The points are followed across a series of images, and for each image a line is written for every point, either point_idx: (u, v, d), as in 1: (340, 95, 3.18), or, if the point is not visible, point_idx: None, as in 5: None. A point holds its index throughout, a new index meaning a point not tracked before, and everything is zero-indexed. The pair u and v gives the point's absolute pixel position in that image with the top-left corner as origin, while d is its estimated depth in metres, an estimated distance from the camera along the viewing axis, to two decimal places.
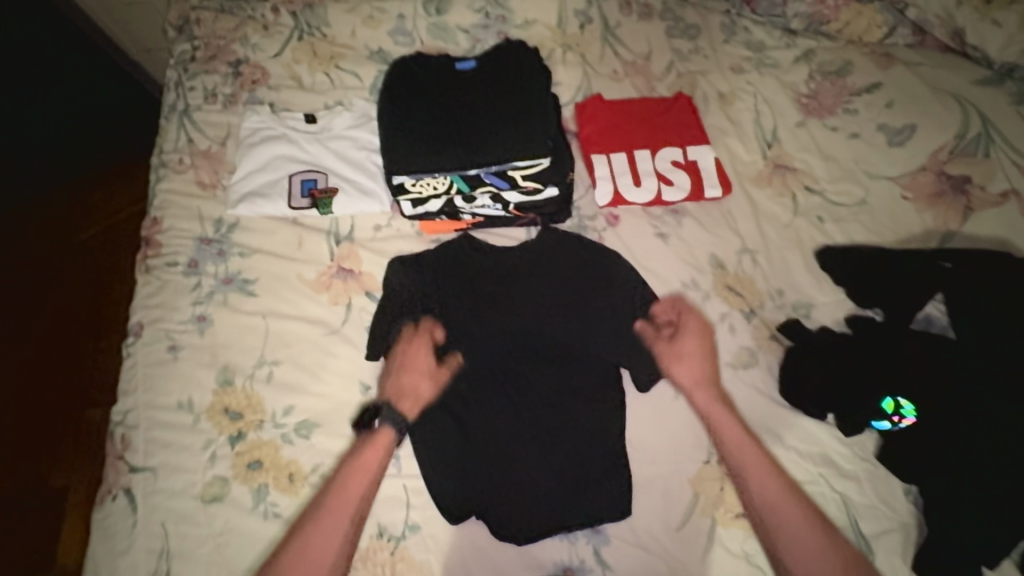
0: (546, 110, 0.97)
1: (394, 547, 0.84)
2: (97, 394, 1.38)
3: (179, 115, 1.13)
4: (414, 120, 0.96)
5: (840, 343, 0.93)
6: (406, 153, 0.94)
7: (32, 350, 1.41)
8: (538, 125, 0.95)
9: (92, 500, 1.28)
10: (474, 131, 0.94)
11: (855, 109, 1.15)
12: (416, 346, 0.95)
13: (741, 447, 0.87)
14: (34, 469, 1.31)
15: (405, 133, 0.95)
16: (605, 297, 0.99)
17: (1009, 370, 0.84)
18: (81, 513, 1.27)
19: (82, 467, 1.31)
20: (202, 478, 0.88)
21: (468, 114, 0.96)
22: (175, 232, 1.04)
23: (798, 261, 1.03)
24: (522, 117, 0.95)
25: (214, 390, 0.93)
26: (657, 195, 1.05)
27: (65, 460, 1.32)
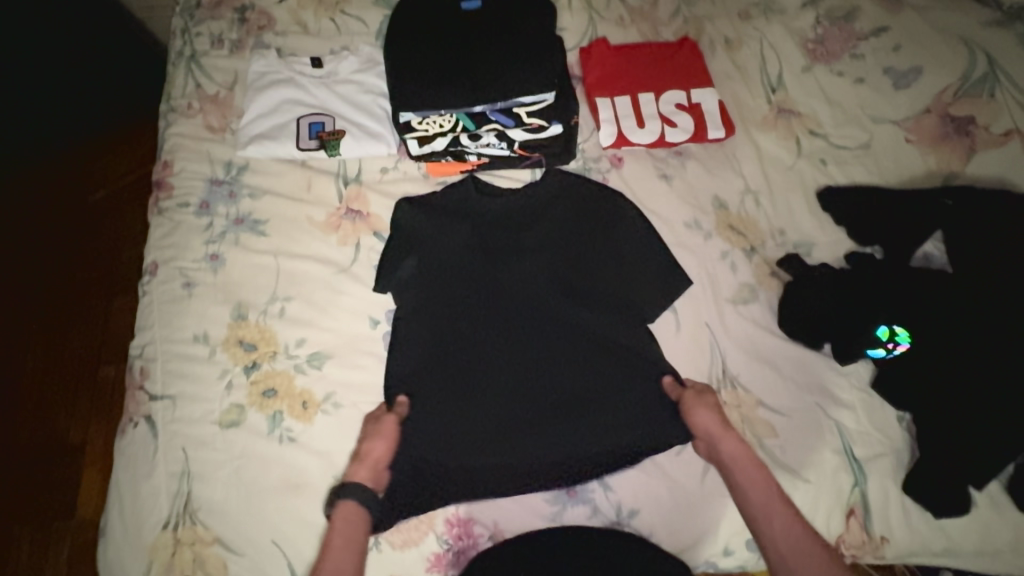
0: (551, 48, 0.97)
1: None
2: (114, 344, 1.42)
3: (187, 60, 1.13)
4: (421, 57, 0.97)
5: (839, 278, 0.94)
6: (414, 91, 0.96)
7: (50, 302, 1.45)
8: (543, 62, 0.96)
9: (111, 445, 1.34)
10: (480, 67, 0.95)
11: (862, 54, 1.15)
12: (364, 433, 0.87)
13: (721, 435, 0.83)
14: (55, 415, 1.35)
15: (411, 70, 0.96)
16: (610, 234, 0.99)
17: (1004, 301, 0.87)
18: (103, 456, 1.33)
19: (102, 412, 1.36)
20: (220, 406, 0.92)
21: (476, 52, 0.97)
22: (187, 174, 1.06)
23: (799, 202, 1.05)
24: (527, 54, 0.96)
25: (228, 324, 0.96)
26: (661, 137, 1.06)
27: (83, 414, 1.36)
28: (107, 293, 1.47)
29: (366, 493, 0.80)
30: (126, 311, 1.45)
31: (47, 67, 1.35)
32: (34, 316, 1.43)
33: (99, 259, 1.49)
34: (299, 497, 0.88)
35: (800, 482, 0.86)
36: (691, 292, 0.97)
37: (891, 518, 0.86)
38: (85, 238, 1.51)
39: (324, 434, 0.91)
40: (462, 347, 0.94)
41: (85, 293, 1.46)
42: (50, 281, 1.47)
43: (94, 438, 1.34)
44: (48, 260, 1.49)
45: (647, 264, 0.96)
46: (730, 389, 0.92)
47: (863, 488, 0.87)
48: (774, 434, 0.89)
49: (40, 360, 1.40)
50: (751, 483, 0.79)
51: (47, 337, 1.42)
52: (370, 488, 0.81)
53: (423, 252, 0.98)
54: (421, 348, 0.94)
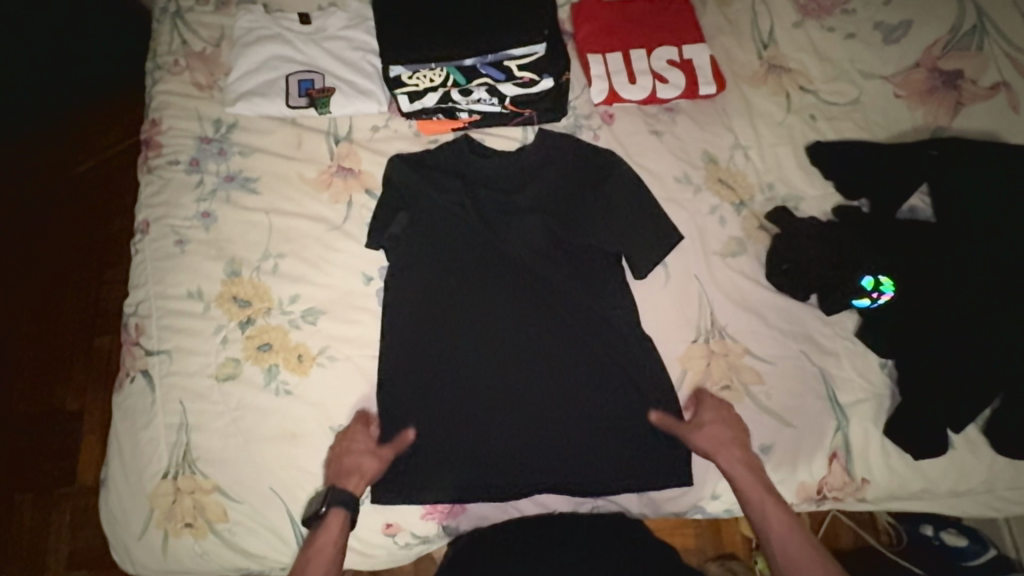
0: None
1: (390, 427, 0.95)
2: (107, 312, 1.42)
3: (172, 16, 1.11)
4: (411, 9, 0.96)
5: (827, 229, 0.96)
6: (401, 41, 0.94)
7: (42, 269, 1.45)
8: (534, 13, 0.94)
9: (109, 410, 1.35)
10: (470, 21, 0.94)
11: (854, 8, 1.14)
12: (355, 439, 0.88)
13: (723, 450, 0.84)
14: (51, 381, 1.36)
15: (401, 22, 0.95)
16: (601, 191, 0.99)
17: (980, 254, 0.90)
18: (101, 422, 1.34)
19: (97, 381, 1.37)
20: (216, 359, 0.93)
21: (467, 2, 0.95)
22: (175, 132, 1.05)
23: (788, 156, 1.05)
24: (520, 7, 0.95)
25: (222, 281, 0.97)
26: (652, 93, 1.06)
27: (78, 381, 1.37)
28: (98, 262, 1.46)
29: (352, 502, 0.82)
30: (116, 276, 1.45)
31: (27, 27, 1.32)
32: (27, 283, 1.43)
33: (89, 227, 1.48)
34: (295, 446, 0.90)
35: (784, 426, 0.89)
36: (682, 246, 0.98)
37: (870, 458, 0.90)
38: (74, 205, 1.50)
39: (320, 387, 0.92)
40: (452, 300, 0.95)
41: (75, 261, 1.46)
42: (38, 249, 1.46)
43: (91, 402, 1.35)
44: (36, 228, 1.47)
45: (639, 217, 0.97)
46: (718, 338, 0.94)
47: (845, 432, 0.90)
48: (760, 381, 0.91)
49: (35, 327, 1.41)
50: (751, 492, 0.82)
51: (40, 305, 1.42)
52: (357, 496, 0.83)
53: (416, 208, 0.99)
54: (415, 304, 0.95)
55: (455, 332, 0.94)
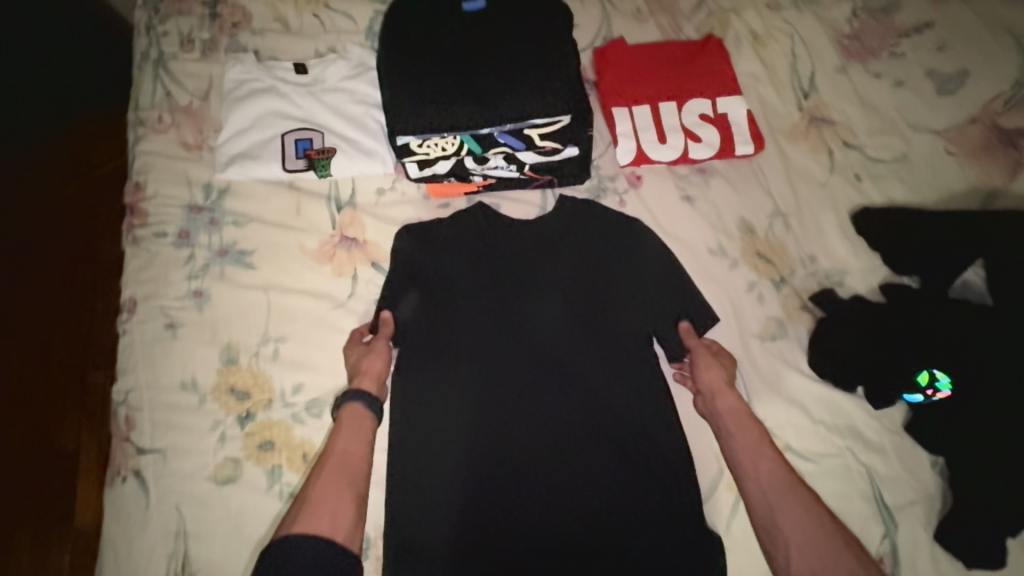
0: (568, 57, 0.86)
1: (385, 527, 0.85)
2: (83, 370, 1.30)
3: (153, 64, 1.01)
4: (422, 69, 0.85)
5: (873, 314, 0.89)
6: (412, 107, 0.84)
7: None
8: (558, 74, 0.84)
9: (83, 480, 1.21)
10: (486, 85, 0.84)
11: (902, 52, 1.04)
12: (355, 348, 0.88)
13: (720, 392, 0.83)
14: None
15: (409, 84, 0.85)
16: (630, 268, 0.91)
17: None
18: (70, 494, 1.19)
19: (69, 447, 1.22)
20: (214, 459, 0.86)
21: (481, 62, 0.85)
22: (161, 199, 0.96)
23: (830, 222, 0.96)
24: (543, 67, 0.84)
25: (218, 369, 0.89)
26: (684, 153, 0.97)
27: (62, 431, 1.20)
28: None
29: (373, 399, 0.82)
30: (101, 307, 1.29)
31: None
32: None
33: None
34: None
35: None
36: (718, 328, 0.90)
37: (921, 568, 0.82)
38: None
39: None
40: (464, 391, 0.86)
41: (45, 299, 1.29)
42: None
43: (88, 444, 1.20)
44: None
45: (671, 299, 0.90)
46: None
47: (893, 538, 0.83)
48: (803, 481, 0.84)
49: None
50: (742, 433, 0.79)
51: None
52: (374, 395, 0.82)
53: (425, 287, 0.91)
54: (424, 397, 0.86)
55: (469, 428, 0.85)
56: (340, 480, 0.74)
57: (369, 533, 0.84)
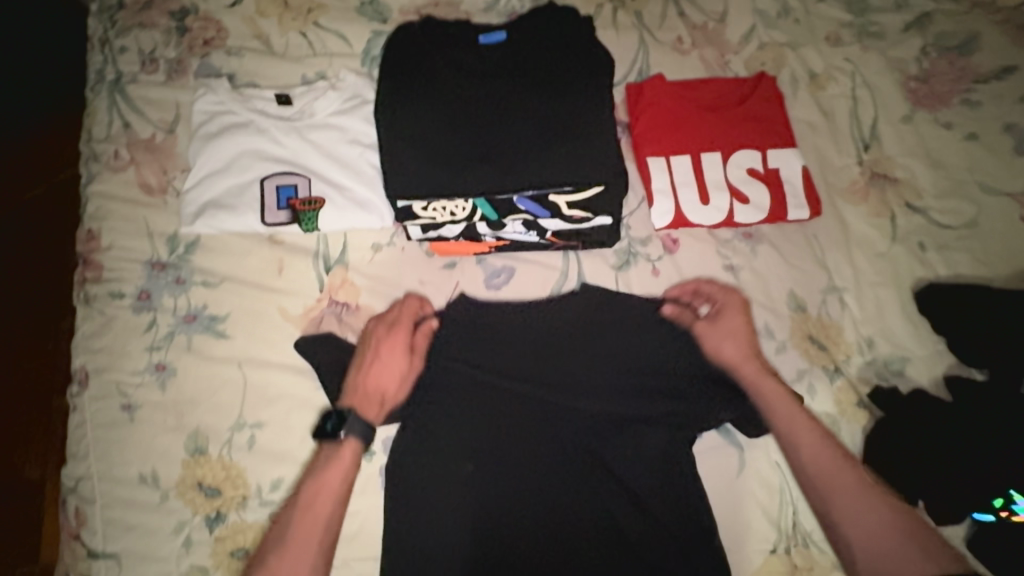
0: (604, 111, 0.72)
1: None
2: None
3: (109, 87, 0.86)
4: (433, 119, 0.72)
5: (942, 420, 0.76)
6: (418, 167, 0.71)
7: None
8: (591, 133, 0.71)
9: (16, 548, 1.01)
10: (508, 146, 0.71)
11: (978, 100, 0.92)
12: (390, 342, 0.76)
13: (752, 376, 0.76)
14: None
15: (415, 139, 0.72)
16: (661, 354, 0.78)
17: None
18: None
19: None
20: (176, 569, 0.74)
21: (502, 113, 0.72)
22: (118, 252, 0.82)
23: (891, 301, 0.85)
24: (572, 126, 0.71)
25: (183, 460, 0.77)
26: (729, 217, 0.84)
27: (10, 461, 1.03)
28: None
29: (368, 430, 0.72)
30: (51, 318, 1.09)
31: None
32: None
33: None
34: None
35: None
36: None
37: None
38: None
39: None
40: (457, 507, 0.71)
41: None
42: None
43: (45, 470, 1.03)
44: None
45: (713, 390, 0.76)
46: (802, 548, 0.76)
47: None
48: None
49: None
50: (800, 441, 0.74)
51: None
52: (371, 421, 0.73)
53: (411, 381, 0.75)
54: (413, 512, 0.71)
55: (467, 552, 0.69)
56: (315, 518, 0.69)
57: None
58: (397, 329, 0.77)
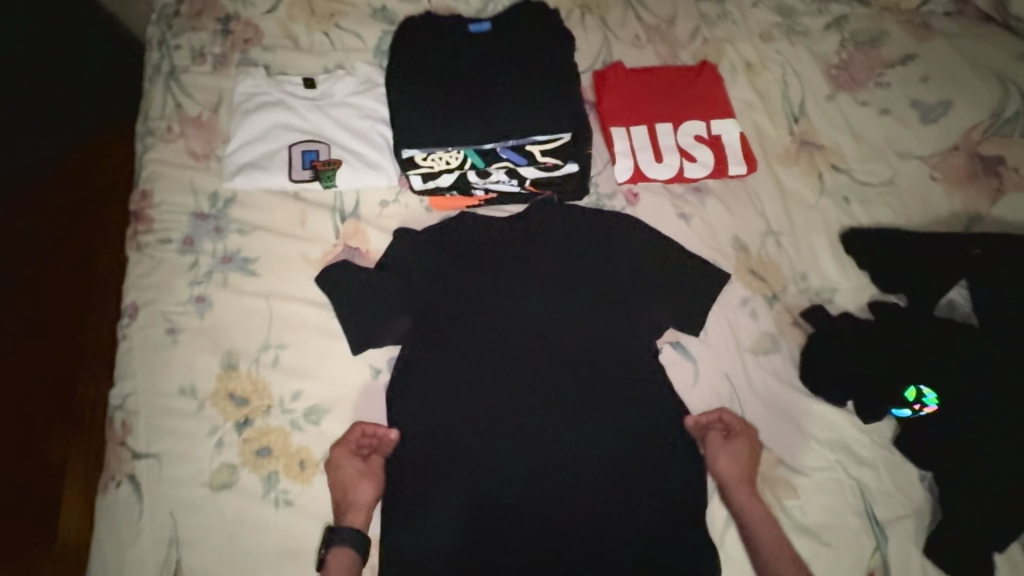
0: (566, 83, 0.90)
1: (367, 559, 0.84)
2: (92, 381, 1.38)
3: (165, 76, 1.04)
4: (429, 90, 0.89)
5: (862, 334, 0.91)
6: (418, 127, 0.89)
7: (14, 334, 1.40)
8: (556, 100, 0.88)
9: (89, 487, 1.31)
10: (489, 110, 0.88)
11: (888, 83, 1.08)
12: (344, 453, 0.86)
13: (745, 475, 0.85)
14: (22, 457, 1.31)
15: (414, 106, 0.89)
16: (622, 283, 0.94)
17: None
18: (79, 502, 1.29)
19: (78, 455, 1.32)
20: (210, 465, 0.85)
21: (485, 86, 0.89)
22: (168, 206, 0.97)
23: (822, 245, 0.99)
24: (539, 93, 0.89)
25: (217, 375, 0.90)
26: (680, 172, 1.00)
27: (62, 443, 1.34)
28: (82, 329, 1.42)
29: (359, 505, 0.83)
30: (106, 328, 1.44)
31: None
32: None
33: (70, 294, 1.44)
34: (296, 566, 0.82)
35: (820, 546, 0.84)
36: (714, 344, 0.93)
37: None
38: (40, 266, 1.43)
39: (324, 496, 0.85)
40: (458, 401, 0.89)
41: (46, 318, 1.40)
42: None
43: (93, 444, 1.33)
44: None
45: (661, 313, 0.93)
46: (750, 447, 0.88)
47: (885, 553, 0.84)
48: (795, 494, 0.86)
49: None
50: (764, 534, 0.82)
51: None
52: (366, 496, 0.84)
53: (416, 313, 0.92)
54: (425, 406, 0.89)
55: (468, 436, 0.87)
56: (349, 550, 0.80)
57: None
58: (341, 444, 0.86)
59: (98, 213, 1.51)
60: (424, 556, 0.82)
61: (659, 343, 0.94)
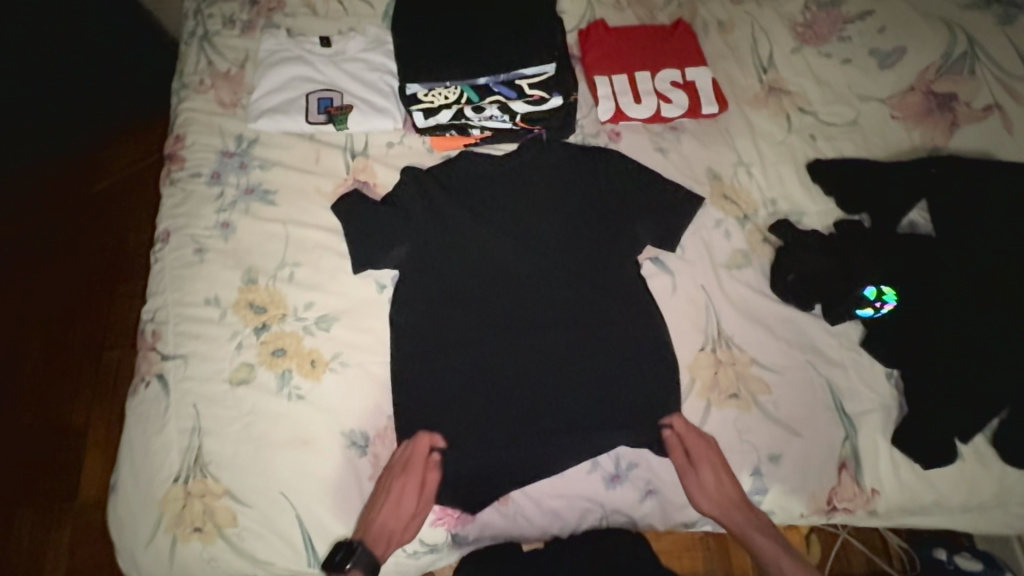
0: (546, 41, 1.05)
1: (364, 451, 0.92)
2: (118, 338, 1.50)
3: (198, 39, 1.18)
4: (431, 48, 1.05)
5: (828, 246, 0.97)
6: (432, 73, 1.04)
7: (51, 293, 1.53)
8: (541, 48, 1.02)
9: (112, 434, 1.41)
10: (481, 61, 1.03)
11: (849, 36, 1.19)
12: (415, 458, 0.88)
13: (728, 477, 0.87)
14: (57, 404, 1.43)
15: (420, 63, 1.05)
16: (604, 206, 1.03)
17: (972, 272, 0.93)
18: (101, 447, 1.40)
19: (102, 406, 1.44)
20: (230, 364, 0.94)
21: (480, 43, 1.05)
22: (198, 146, 1.09)
23: (790, 175, 1.08)
24: (525, 48, 1.04)
25: (239, 288, 0.99)
26: (657, 113, 1.10)
27: (86, 402, 1.44)
28: (111, 289, 1.55)
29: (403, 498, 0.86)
30: (133, 301, 1.54)
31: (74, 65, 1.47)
32: (43, 309, 1.51)
33: (104, 258, 1.58)
34: (308, 452, 0.90)
35: (791, 435, 0.90)
36: (690, 260, 1.01)
37: (881, 470, 0.90)
38: (79, 239, 1.59)
39: (332, 393, 0.93)
40: (456, 311, 0.98)
41: (81, 289, 1.54)
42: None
43: (118, 396, 1.45)
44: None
45: (642, 231, 1.01)
46: (725, 347, 0.95)
47: (853, 442, 0.90)
48: (768, 391, 0.92)
49: (40, 348, 1.48)
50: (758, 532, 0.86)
51: (49, 330, 1.50)
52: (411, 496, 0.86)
53: (414, 237, 1.00)
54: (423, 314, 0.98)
55: (465, 341, 0.96)
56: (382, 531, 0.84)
57: (368, 432, 0.93)
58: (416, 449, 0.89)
59: (133, 190, 1.66)
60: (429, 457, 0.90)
61: (638, 257, 1.01)
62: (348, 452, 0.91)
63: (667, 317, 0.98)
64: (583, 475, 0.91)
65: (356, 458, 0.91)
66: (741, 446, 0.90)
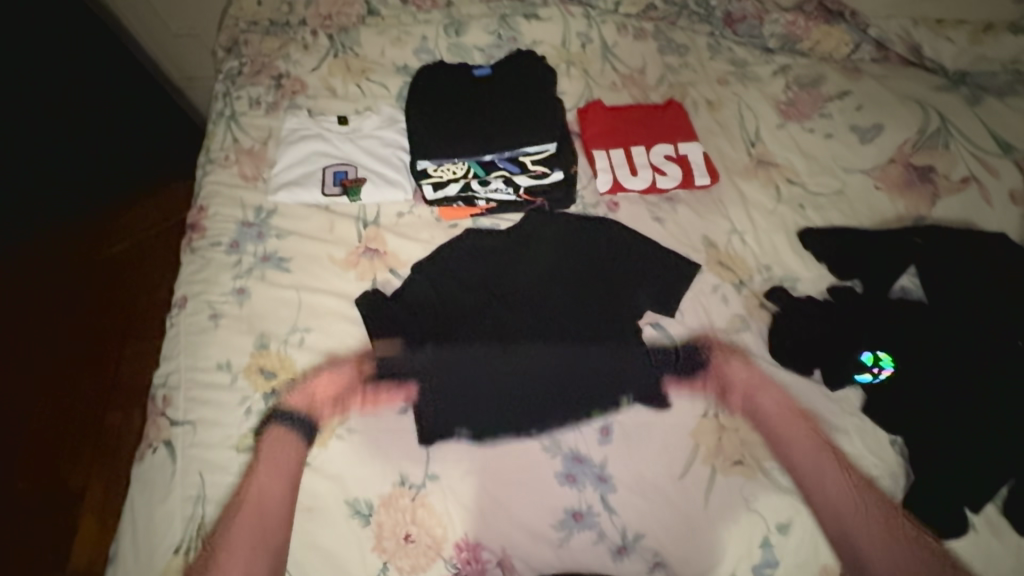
0: (546, 122, 1.13)
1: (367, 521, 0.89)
2: (118, 400, 1.51)
3: (226, 119, 1.27)
4: (440, 131, 1.14)
5: (824, 312, 1.03)
6: (442, 151, 1.13)
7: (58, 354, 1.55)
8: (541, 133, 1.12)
9: (103, 505, 1.38)
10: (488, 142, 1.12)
11: (830, 113, 1.27)
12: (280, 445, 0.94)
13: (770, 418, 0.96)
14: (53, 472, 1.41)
15: (431, 141, 1.13)
16: (602, 275, 1.08)
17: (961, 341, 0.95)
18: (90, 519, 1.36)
19: (100, 471, 1.42)
20: (238, 430, 0.95)
21: (486, 125, 1.13)
22: (220, 217, 1.16)
23: (783, 243, 1.13)
24: (529, 131, 1.13)
25: (251, 353, 1.02)
26: (652, 184, 1.17)
27: (80, 468, 1.42)
28: (118, 349, 1.58)
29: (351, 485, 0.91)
30: (138, 364, 1.56)
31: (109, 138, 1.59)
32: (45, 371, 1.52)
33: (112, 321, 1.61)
34: (310, 522, 0.89)
35: (799, 504, 0.89)
36: (689, 326, 1.04)
37: (893, 542, 0.86)
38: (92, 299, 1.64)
39: (338, 459, 0.94)
40: (463, 378, 1.00)
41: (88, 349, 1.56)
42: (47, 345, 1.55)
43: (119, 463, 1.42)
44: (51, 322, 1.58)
45: (641, 300, 1.05)
46: (728, 414, 0.96)
47: (863, 511, 0.88)
48: (773, 457, 0.93)
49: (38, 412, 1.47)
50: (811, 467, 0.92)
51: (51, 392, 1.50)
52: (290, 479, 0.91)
53: (424, 305, 1.07)
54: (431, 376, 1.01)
55: (470, 409, 0.97)
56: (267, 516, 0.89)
57: (372, 500, 0.91)
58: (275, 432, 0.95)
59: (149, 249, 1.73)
60: (419, 527, 0.88)
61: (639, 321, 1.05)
62: (351, 521, 0.89)
63: (668, 383, 0.99)
64: (591, 546, 0.87)
65: (358, 527, 0.88)
66: (749, 515, 0.88)
